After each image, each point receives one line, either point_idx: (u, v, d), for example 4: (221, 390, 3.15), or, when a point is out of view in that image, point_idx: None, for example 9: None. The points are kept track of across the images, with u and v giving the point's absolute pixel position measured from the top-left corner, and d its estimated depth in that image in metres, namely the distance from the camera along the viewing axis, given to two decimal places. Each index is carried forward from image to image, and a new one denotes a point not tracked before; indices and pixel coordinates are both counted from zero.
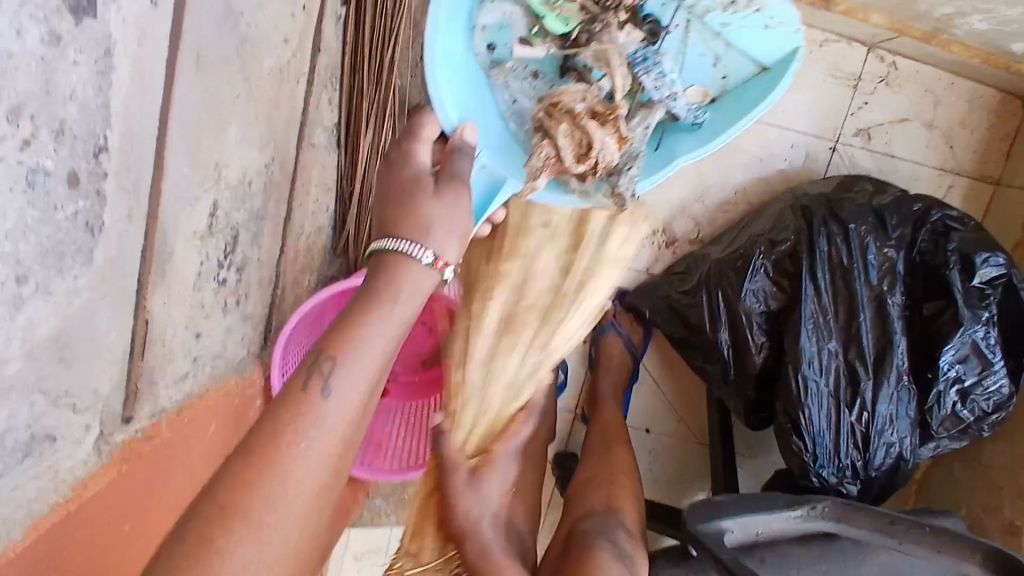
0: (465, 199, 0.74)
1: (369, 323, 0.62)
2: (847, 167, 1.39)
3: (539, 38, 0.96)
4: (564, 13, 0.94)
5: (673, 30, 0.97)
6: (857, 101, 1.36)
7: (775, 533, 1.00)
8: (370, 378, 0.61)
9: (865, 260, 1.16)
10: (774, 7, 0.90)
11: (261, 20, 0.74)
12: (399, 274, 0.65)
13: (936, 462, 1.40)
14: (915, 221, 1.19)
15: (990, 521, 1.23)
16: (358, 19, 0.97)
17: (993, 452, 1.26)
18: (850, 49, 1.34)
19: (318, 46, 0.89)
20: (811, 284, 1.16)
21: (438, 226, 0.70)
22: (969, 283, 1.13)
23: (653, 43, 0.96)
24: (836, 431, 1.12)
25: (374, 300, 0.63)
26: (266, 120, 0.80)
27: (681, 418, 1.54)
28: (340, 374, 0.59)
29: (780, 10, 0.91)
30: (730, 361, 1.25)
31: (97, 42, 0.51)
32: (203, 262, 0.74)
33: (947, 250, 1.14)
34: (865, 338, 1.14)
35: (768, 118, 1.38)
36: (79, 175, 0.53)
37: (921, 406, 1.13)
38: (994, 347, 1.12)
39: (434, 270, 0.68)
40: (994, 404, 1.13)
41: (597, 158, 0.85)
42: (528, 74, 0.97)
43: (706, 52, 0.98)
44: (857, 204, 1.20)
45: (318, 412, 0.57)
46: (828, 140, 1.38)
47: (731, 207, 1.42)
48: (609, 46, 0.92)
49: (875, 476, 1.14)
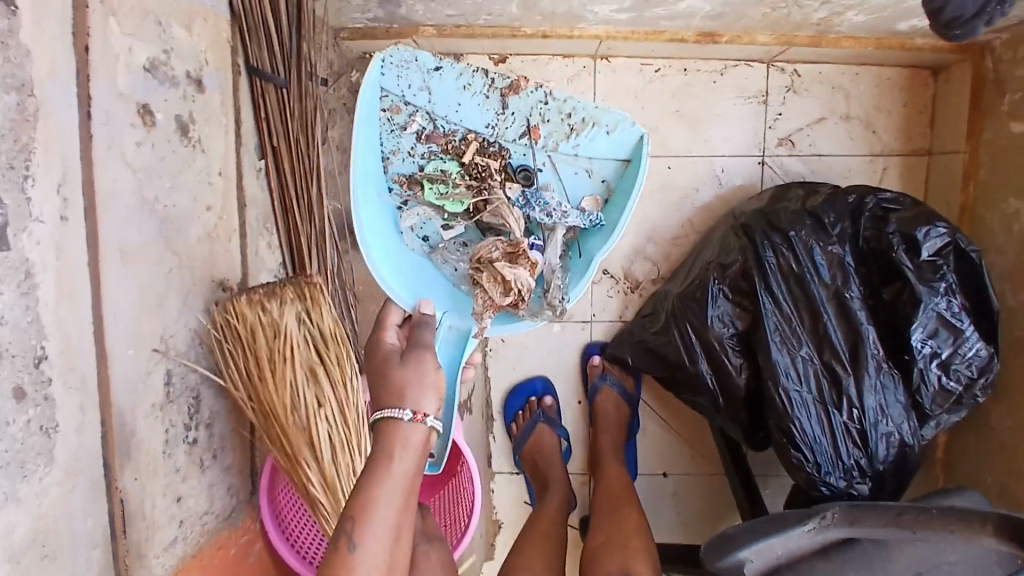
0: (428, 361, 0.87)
1: (378, 487, 0.78)
2: (781, 176, 1.44)
3: (453, 220, 1.27)
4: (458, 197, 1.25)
5: (543, 168, 1.28)
6: (772, 114, 1.42)
7: (796, 554, 1.00)
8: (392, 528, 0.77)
9: (814, 262, 1.19)
10: (607, 118, 1.23)
11: (178, 198, 0.81)
12: (393, 440, 0.79)
13: (953, 438, 1.39)
14: (852, 213, 1.23)
15: (1019, 486, 1.20)
16: (279, 168, 1.01)
17: (1002, 415, 1.24)
18: (751, 69, 1.41)
19: (244, 201, 0.95)
20: (769, 298, 1.19)
21: (412, 386, 0.83)
22: (918, 259, 1.15)
23: (531, 185, 1.28)
24: (832, 436, 1.12)
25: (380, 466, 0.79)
26: (205, 283, 0.86)
27: (694, 453, 1.54)
28: (362, 533, 0.76)
29: (613, 118, 1.22)
30: (717, 389, 1.26)
31: (13, 269, 0.58)
32: (168, 429, 0.79)
33: (888, 233, 1.18)
34: (834, 337, 1.15)
35: (693, 150, 1.44)
36: (23, 389, 0.59)
37: (908, 389, 1.14)
38: (961, 315, 1.13)
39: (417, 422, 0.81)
40: (979, 369, 1.13)
41: (518, 288, 1.13)
42: (459, 246, 1.27)
43: (578, 170, 1.28)
44: (793, 211, 1.24)
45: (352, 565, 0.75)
46: (754, 156, 1.44)
47: (682, 240, 1.46)
48: (500, 203, 1.22)
49: (884, 470, 1.13)
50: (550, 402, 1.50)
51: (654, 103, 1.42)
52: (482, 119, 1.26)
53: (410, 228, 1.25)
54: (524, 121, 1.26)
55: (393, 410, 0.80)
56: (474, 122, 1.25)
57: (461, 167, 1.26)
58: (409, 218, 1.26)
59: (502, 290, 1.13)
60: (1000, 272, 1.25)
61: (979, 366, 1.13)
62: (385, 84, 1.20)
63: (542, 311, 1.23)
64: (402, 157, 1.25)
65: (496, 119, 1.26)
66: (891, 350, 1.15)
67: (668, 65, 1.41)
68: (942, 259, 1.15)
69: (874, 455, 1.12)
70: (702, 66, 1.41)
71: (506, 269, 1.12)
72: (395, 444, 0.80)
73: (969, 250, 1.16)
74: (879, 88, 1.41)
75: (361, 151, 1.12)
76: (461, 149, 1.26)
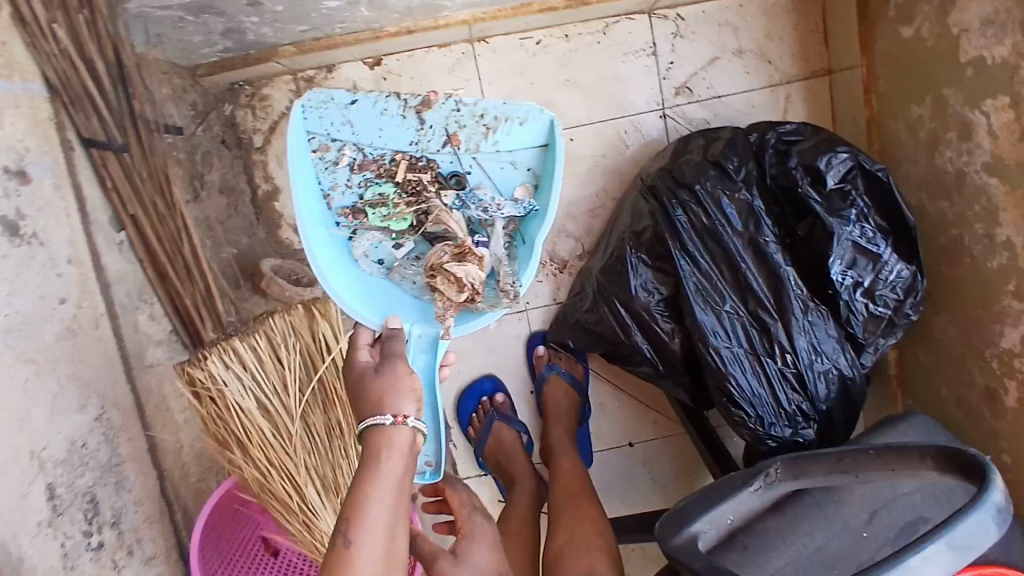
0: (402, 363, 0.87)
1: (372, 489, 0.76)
2: (685, 125, 1.40)
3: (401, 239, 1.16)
4: (399, 215, 1.14)
5: (470, 170, 1.16)
6: (663, 63, 1.38)
7: (746, 515, 0.97)
8: (388, 530, 0.75)
9: (724, 212, 1.15)
10: (517, 111, 1.11)
11: (20, 302, 0.75)
12: (379, 442, 0.79)
13: (902, 354, 1.35)
14: (755, 154, 1.19)
15: (969, 393, 1.18)
16: (143, 235, 0.96)
17: (941, 325, 1.21)
18: (633, 23, 1.36)
19: (107, 281, 0.90)
20: (686, 258, 1.15)
21: (391, 391, 0.84)
22: (825, 190, 1.12)
23: (464, 189, 1.16)
24: (770, 385, 1.10)
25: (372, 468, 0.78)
26: (76, 379, 0.82)
27: (656, 418, 1.52)
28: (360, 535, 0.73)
29: (522, 110, 1.11)
30: (655, 358, 1.24)
31: None
32: (64, 543, 0.76)
33: (791, 169, 1.14)
34: (756, 285, 1.12)
35: (591, 116, 1.39)
36: None
37: (838, 322, 1.12)
38: (876, 239, 1.10)
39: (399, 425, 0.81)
40: (904, 289, 1.10)
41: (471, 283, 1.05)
42: (414, 263, 1.15)
43: (504, 165, 1.16)
44: (695, 162, 1.20)
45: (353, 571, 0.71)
46: (654, 110, 1.39)
47: (599, 209, 1.42)
48: (439, 212, 1.12)
49: (827, 408, 1.11)
50: (502, 399, 1.47)
51: (541, 76, 1.37)
52: (405, 138, 1.15)
53: (361, 254, 1.14)
54: (438, 126, 1.14)
55: (376, 418, 0.81)
56: (400, 142, 1.15)
57: (399, 187, 1.15)
58: (361, 244, 1.14)
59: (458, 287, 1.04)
60: (917, 180, 1.20)
61: (903, 287, 1.10)
62: (310, 127, 1.10)
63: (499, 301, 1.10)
64: (339, 187, 1.14)
65: (418, 136, 1.14)
66: (813, 287, 1.12)
67: (547, 35, 1.36)
68: (850, 185, 1.12)
69: (815, 396, 1.10)
70: (581, 29, 1.36)
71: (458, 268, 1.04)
72: (382, 447, 0.79)
73: (876, 170, 1.12)
74: (765, 18, 1.37)
75: (296, 179, 1.02)
76: (394, 171, 1.15)
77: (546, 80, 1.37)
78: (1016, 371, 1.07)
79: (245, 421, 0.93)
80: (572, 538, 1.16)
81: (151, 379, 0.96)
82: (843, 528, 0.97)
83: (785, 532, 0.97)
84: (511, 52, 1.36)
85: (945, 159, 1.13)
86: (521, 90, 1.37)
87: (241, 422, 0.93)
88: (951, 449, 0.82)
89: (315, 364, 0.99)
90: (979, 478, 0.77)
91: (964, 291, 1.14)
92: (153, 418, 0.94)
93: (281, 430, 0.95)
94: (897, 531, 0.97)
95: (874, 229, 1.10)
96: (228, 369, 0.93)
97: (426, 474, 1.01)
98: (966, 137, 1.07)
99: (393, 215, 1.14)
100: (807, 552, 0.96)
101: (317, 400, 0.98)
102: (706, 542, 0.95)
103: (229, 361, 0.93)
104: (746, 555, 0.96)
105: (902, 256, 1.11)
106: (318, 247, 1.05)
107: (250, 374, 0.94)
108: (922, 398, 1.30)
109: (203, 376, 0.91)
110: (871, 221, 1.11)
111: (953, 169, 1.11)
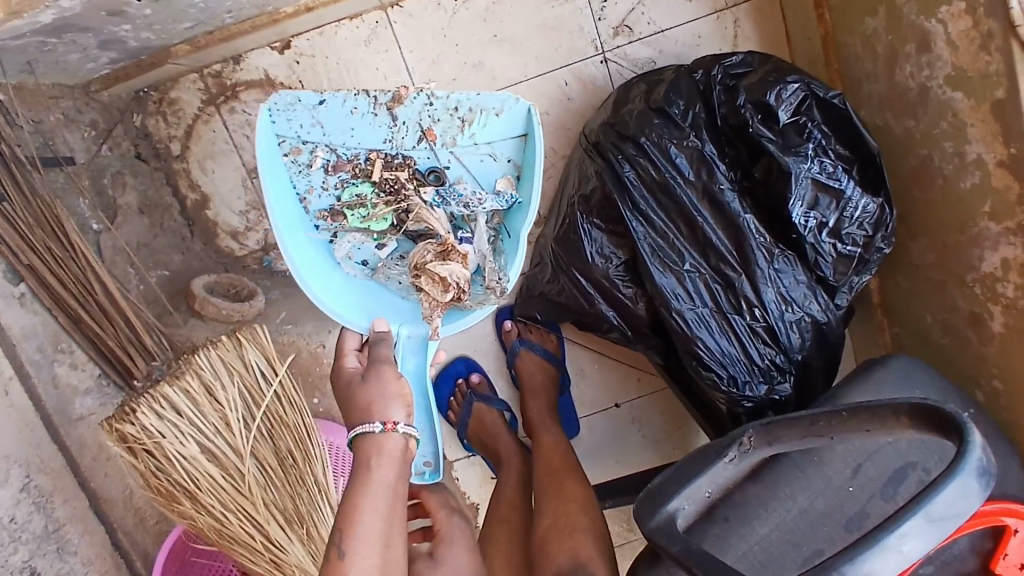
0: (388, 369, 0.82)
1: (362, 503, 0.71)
2: (629, 68, 1.29)
3: (384, 237, 1.09)
4: (378, 215, 1.07)
5: (449, 165, 1.09)
6: (597, 4, 1.27)
7: (723, 486, 0.92)
8: (381, 544, 0.70)
9: (673, 163, 1.07)
10: (492, 99, 1.03)
11: None
12: (367, 450, 0.75)
13: (882, 281, 1.27)
14: (702, 94, 1.10)
15: (954, 320, 1.10)
16: (47, 282, 0.90)
17: (920, 250, 1.13)
18: None
19: (12, 341, 0.86)
20: (639, 218, 1.07)
21: (379, 399, 0.78)
22: (778, 127, 1.03)
23: (444, 184, 1.09)
24: (741, 342, 1.04)
25: (357, 479, 0.74)
26: None
27: (640, 377, 1.47)
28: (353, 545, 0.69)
29: (498, 98, 1.03)
30: (623, 325, 1.17)
31: None
32: None
33: (739, 107, 1.05)
34: (716, 238, 1.05)
35: (528, 71, 1.29)
36: None
37: (807, 267, 1.04)
38: (838, 173, 1.02)
39: (389, 433, 0.76)
40: (872, 224, 1.03)
41: (456, 284, 0.96)
42: (399, 262, 1.09)
43: (483, 156, 1.08)
44: (638, 112, 1.11)
45: None
46: (594, 56, 1.29)
47: (550, 171, 1.33)
48: (418, 209, 1.05)
49: (802, 358, 1.05)
50: (478, 379, 1.43)
51: (466, 36, 1.26)
52: (381, 138, 1.07)
53: (343, 255, 1.08)
54: (412, 123, 1.07)
55: (365, 427, 0.76)
56: (373, 140, 1.07)
57: (376, 186, 1.08)
58: (342, 247, 1.08)
59: (441, 287, 0.96)
60: (878, 101, 1.12)
61: (872, 222, 1.02)
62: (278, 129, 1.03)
63: (485, 298, 1.03)
64: (315, 191, 1.07)
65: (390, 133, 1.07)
66: (776, 233, 1.05)
67: None
68: (805, 116, 1.03)
69: (789, 348, 1.04)
70: None
71: (439, 267, 0.96)
72: (371, 454, 0.75)
73: (830, 97, 1.03)
74: None
75: (269, 186, 0.96)
76: (369, 170, 1.08)
77: (471, 39, 1.26)
78: (998, 295, 1.00)
79: (189, 470, 0.79)
80: (556, 522, 1.13)
81: (83, 430, 0.91)
82: (826, 487, 0.93)
83: (767, 499, 0.92)
84: (429, 15, 1.25)
85: (905, 74, 1.04)
86: (447, 55, 1.27)
87: (180, 480, 0.79)
88: (926, 404, 0.76)
89: (258, 395, 0.84)
90: (955, 434, 0.71)
91: (938, 214, 1.06)
92: (90, 471, 0.90)
93: (234, 476, 0.80)
94: (884, 481, 0.94)
95: (834, 162, 1.02)
96: (158, 416, 0.78)
97: (425, 476, 0.98)
98: (925, 51, 0.99)
99: (373, 215, 1.07)
100: (790, 517, 0.92)
101: (267, 435, 0.84)
102: (685, 520, 0.91)
103: (161, 410, 0.79)
104: (728, 528, 0.91)
105: (868, 187, 1.03)
106: (298, 258, 0.99)
107: (186, 416, 0.80)
108: (906, 327, 1.23)
109: (133, 429, 0.77)
110: (829, 154, 1.02)
111: (914, 84, 1.03)
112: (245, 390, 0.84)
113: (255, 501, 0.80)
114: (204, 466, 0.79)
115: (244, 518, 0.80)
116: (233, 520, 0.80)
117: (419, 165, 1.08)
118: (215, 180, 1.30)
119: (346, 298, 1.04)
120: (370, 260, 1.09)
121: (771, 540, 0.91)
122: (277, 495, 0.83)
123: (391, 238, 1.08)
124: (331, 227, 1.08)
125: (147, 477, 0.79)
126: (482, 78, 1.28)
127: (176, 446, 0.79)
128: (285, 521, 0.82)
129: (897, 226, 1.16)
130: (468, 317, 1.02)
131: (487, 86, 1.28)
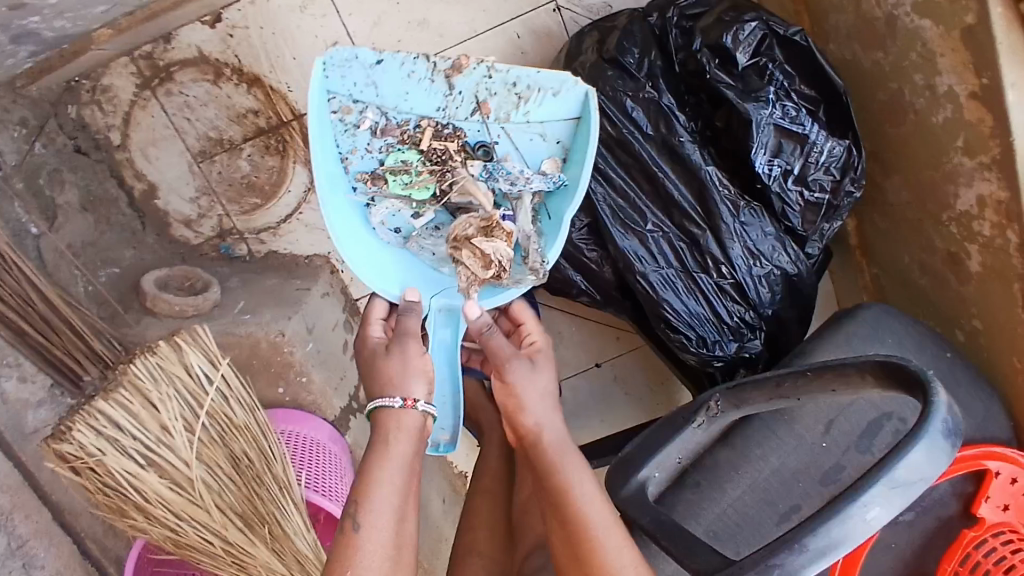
0: (413, 345, 0.82)
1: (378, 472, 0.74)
2: (585, 14, 1.22)
3: (424, 206, 0.96)
4: (422, 182, 0.94)
5: (499, 140, 0.94)
6: None
7: (694, 452, 0.90)
8: (393, 514, 0.73)
9: (630, 117, 1.00)
10: (550, 78, 0.89)
11: None
12: (385, 425, 0.78)
13: (860, 221, 1.22)
14: (657, 38, 1.02)
15: (931, 260, 1.06)
16: None
17: (894, 190, 1.08)
18: None
19: None
20: (597, 178, 1.01)
21: (404, 373, 0.80)
22: (738, 72, 0.97)
23: (490, 160, 0.95)
24: (710, 301, 1.00)
25: (374, 451, 0.76)
26: None
27: (619, 334, 1.45)
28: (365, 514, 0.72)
29: (556, 79, 0.89)
30: (591, 289, 1.12)
31: None
32: None
33: (695, 53, 0.98)
34: (678, 194, 0.99)
35: (477, 26, 1.21)
36: None
37: (774, 217, 1.00)
38: (801, 117, 0.96)
39: (409, 409, 0.78)
40: (840, 168, 0.98)
41: (498, 262, 0.89)
42: (433, 232, 0.96)
43: (533, 135, 0.93)
44: (590, 63, 1.03)
45: (357, 549, 0.70)
46: (546, 5, 1.21)
47: None
48: (461, 179, 0.93)
49: (773, 313, 1.02)
50: None
51: None
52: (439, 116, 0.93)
53: (377, 221, 0.95)
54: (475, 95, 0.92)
55: (387, 402, 0.78)
56: (426, 107, 0.92)
57: (423, 155, 0.94)
58: (380, 211, 0.95)
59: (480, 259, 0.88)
60: (846, 33, 1.05)
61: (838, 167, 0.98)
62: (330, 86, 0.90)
63: (521, 279, 0.92)
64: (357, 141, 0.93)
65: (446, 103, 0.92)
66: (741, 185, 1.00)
67: None
68: (763, 58, 0.98)
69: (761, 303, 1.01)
70: None
71: (484, 241, 0.88)
72: (390, 428, 0.77)
73: (791, 36, 0.98)
74: None
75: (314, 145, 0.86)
76: (419, 138, 0.93)
77: None
78: (975, 235, 0.95)
79: (137, 485, 0.79)
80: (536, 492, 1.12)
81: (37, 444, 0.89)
82: (799, 445, 0.90)
83: (738, 462, 0.90)
84: None
85: (873, 3, 0.97)
86: (389, 14, 1.19)
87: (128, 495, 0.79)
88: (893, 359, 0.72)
89: (200, 398, 0.85)
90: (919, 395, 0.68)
91: (912, 151, 1.00)
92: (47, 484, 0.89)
93: (185, 484, 0.81)
94: (858, 434, 0.91)
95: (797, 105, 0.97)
96: (97, 433, 0.78)
97: (439, 448, 0.93)
98: None
99: (415, 182, 0.94)
100: (763, 478, 0.90)
101: (217, 440, 0.85)
102: (656, 487, 0.89)
103: (100, 427, 0.78)
104: (700, 493, 0.89)
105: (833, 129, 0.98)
106: (336, 221, 0.88)
107: (127, 430, 0.79)
108: (886, 269, 1.19)
109: (72, 448, 0.76)
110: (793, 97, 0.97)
111: (883, 14, 0.96)
112: (187, 397, 0.84)
113: (211, 509, 0.82)
114: (153, 479, 0.79)
115: (205, 527, 0.81)
116: (191, 530, 0.81)
117: (471, 139, 0.94)
118: (161, 168, 1.25)
119: (377, 264, 0.93)
120: (404, 227, 0.96)
121: (745, 501, 0.89)
122: (233, 502, 0.84)
123: (431, 207, 0.96)
124: (369, 188, 0.94)
125: (94, 495, 0.79)
126: (429, 37, 1.20)
127: (119, 462, 0.78)
128: (247, 525, 0.84)
129: (871, 166, 1.10)
130: (506, 296, 0.92)
131: (435, 45, 1.21)
